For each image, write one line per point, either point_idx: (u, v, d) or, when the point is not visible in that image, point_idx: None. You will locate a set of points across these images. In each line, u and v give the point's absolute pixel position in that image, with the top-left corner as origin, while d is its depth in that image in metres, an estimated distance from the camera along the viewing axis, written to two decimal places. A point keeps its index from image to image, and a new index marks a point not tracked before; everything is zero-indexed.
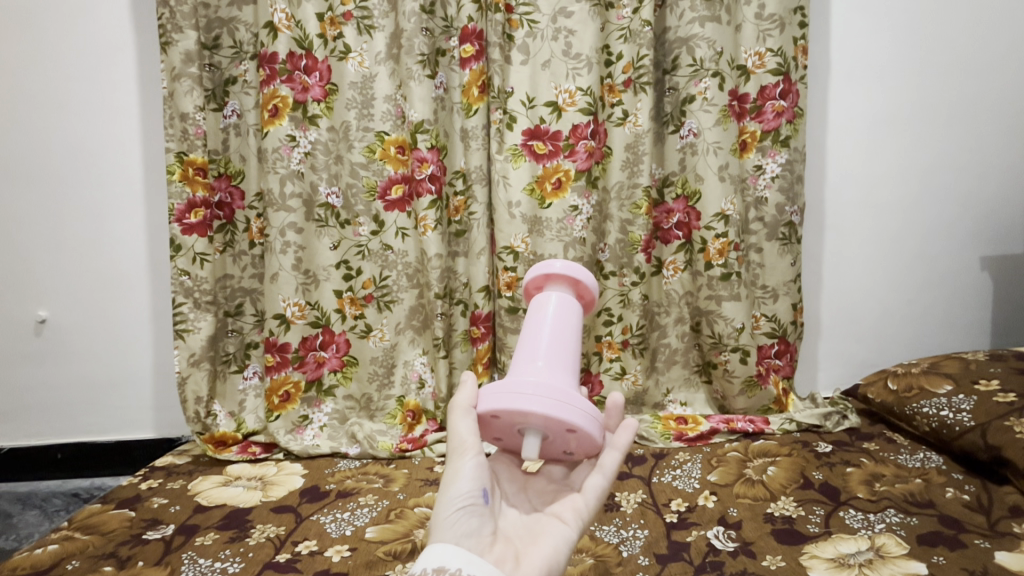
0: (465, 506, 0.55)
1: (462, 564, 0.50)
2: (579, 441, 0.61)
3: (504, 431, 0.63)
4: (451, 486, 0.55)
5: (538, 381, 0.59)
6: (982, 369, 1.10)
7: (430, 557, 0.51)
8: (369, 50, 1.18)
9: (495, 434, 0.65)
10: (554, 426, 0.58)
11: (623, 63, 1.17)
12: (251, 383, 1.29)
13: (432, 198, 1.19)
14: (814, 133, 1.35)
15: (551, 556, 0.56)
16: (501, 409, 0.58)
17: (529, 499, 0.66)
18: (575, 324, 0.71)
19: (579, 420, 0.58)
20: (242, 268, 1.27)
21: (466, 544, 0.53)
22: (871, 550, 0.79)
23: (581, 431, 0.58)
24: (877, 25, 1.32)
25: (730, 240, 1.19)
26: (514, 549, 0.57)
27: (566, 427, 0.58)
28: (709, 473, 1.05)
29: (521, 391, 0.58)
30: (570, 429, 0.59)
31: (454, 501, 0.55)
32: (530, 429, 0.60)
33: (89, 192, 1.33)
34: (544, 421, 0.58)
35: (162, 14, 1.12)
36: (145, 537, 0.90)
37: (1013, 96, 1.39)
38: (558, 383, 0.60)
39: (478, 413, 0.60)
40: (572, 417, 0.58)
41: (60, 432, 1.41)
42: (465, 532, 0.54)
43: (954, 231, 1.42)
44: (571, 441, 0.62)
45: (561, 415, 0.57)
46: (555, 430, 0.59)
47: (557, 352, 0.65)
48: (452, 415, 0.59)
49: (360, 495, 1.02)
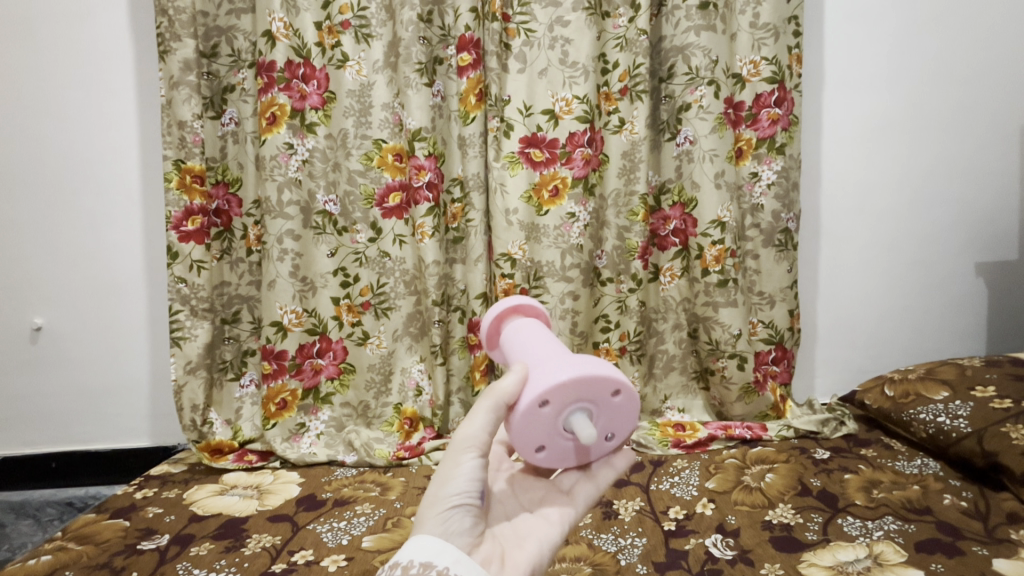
0: (459, 503, 0.54)
1: (449, 564, 0.50)
2: (621, 413, 0.60)
3: (546, 432, 0.57)
4: (447, 483, 0.54)
5: (565, 361, 0.58)
6: (978, 375, 1.10)
7: (416, 550, 0.50)
8: (367, 58, 1.18)
9: (535, 444, 0.58)
10: (599, 389, 0.56)
11: (620, 71, 1.19)
12: (247, 391, 1.27)
13: (430, 205, 1.20)
14: (810, 140, 1.36)
15: (535, 559, 0.57)
16: (547, 388, 0.55)
17: (515, 494, 0.65)
18: (549, 333, 0.72)
19: (618, 375, 0.57)
20: (239, 276, 1.27)
21: (456, 541, 0.53)
22: (869, 558, 0.79)
23: (625, 388, 0.58)
24: (871, 33, 1.33)
25: (726, 247, 1.20)
26: (501, 548, 0.57)
27: (611, 387, 0.57)
28: (707, 480, 1.05)
29: (553, 371, 0.56)
30: (614, 390, 0.57)
31: (450, 499, 0.53)
32: (575, 409, 0.57)
33: (85, 200, 1.33)
34: (592, 385, 0.56)
35: (161, 23, 1.12)
36: (140, 547, 0.90)
37: (1007, 104, 1.40)
38: (581, 358, 0.60)
39: (522, 409, 0.55)
40: (610, 372, 0.57)
41: (55, 440, 1.40)
42: (456, 531, 0.53)
43: (950, 238, 1.43)
44: (615, 412, 0.59)
45: (604, 372, 0.56)
46: (599, 397, 0.57)
47: (556, 348, 0.65)
48: (472, 413, 0.56)
49: (357, 503, 1.01)
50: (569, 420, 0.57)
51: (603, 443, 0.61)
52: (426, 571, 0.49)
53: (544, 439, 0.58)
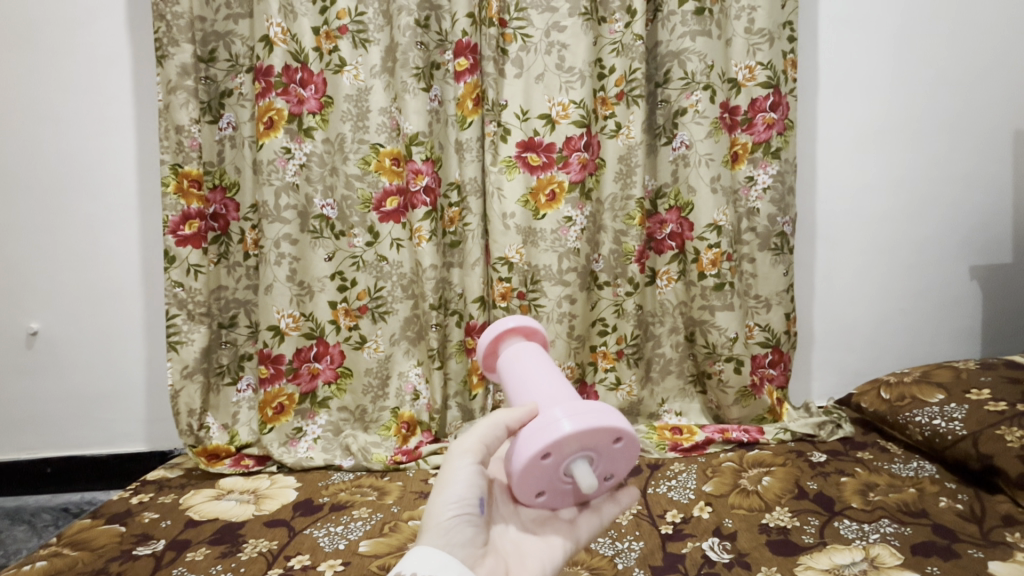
0: (460, 512, 0.55)
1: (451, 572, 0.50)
2: (623, 454, 0.58)
3: (547, 478, 0.56)
4: (445, 490, 0.55)
5: (565, 409, 0.56)
6: (973, 378, 1.11)
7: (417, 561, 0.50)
8: (365, 63, 1.19)
9: (535, 489, 0.57)
10: (599, 439, 0.54)
11: (616, 77, 1.18)
12: (244, 395, 1.28)
13: (427, 210, 1.20)
14: (805, 145, 1.37)
15: None
16: (548, 443, 0.53)
17: (517, 509, 0.64)
18: (553, 365, 0.71)
19: (620, 423, 0.55)
20: (236, 280, 1.27)
21: (458, 553, 0.53)
22: (865, 561, 0.79)
23: (628, 435, 0.55)
24: (866, 39, 1.34)
25: (722, 251, 1.20)
26: (506, 562, 0.58)
27: (611, 437, 0.54)
28: (704, 483, 1.05)
29: (552, 422, 0.54)
30: (616, 437, 0.55)
31: (449, 508, 0.54)
32: (576, 458, 0.56)
33: (82, 205, 1.33)
34: (592, 438, 0.54)
35: (159, 28, 1.13)
36: (135, 553, 0.89)
37: (1000, 110, 1.41)
38: (582, 403, 0.57)
39: (524, 460, 0.54)
40: (612, 420, 0.55)
41: (50, 445, 1.39)
42: (457, 542, 0.54)
43: (945, 242, 1.43)
44: (618, 455, 0.57)
45: (606, 423, 0.54)
46: (600, 446, 0.55)
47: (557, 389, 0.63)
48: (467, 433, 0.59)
49: (354, 508, 1.01)
50: (570, 468, 0.56)
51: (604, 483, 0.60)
52: None
53: (545, 484, 0.57)
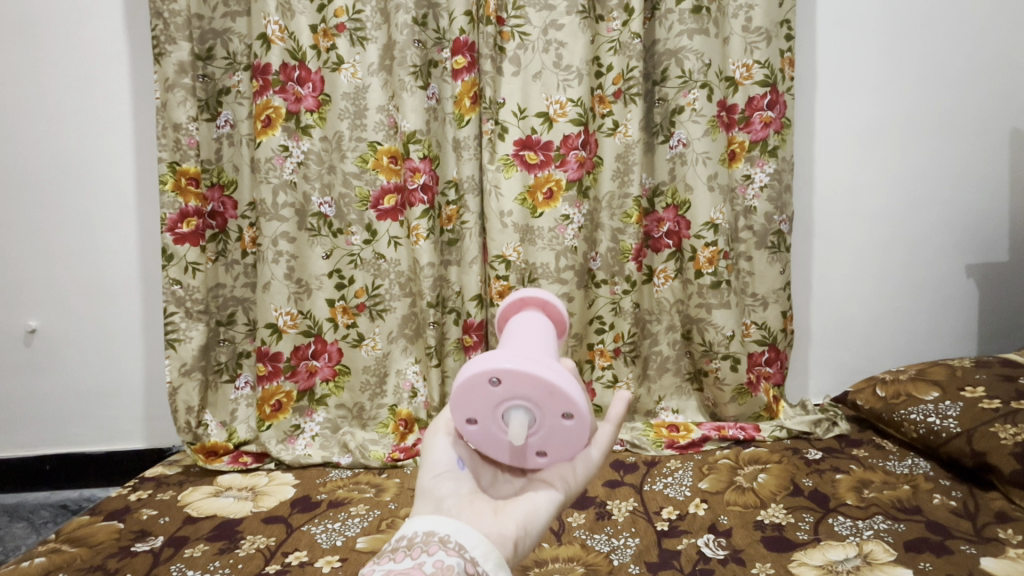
0: (441, 472, 0.55)
1: (415, 528, 0.49)
2: (520, 387, 0.51)
3: (499, 444, 0.56)
4: (427, 460, 0.56)
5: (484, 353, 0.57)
6: (968, 375, 1.11)
7: (417, 524, 0.49)
8: (363, 61, 1.19)
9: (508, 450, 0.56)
10: (480, 389, 0.52)
11: (613, 74, 1.19)
12: (242, 393, 1.28)
13: (424, 208, 1.20)
14: (803, 143, 1.37)
15: (531, 508, 0.54)
16: (458, 411, 0.54)
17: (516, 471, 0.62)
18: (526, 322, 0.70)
19: (485, 362, 0.51)
20: (234, 278, 1.27)
21: (441, 506, 0.52)
22: (859, 557, 0.79)
23: (498, 373, 0.51)
24: (863, 38, 1.35)
25: (719, 249, 1.21)
26: (496, 503, 0.55)
27: (480, 378, 0.51)
28: (700, 480, 1.05)
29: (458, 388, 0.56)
30: (492, 379, 0.51)
31: (428, 475, 0.55)
32: (511, 406, 0.53)
33: (81, 203, 1.33)
34: (469, 391, 0.52)
35: (156, 25, 1.13)
36: (133, 549, 0.90)
37: (995, 108, 1.42)
38: (508, 348, 0.55)
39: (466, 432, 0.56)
40: (479, 364, 0.51)
41: (48, 443, 1.39)
42: (440, 496, 0.53)
43: (941, 240, 1.44)
44: (535, 389, 0.51)
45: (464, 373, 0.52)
46: (490, 394, 0.52)
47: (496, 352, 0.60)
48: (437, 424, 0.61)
49: (351, 505, 1.01)
50: (506, 419, 0.54)
51: (563, 422, 0.53)
52: (396, 544, 0.48)
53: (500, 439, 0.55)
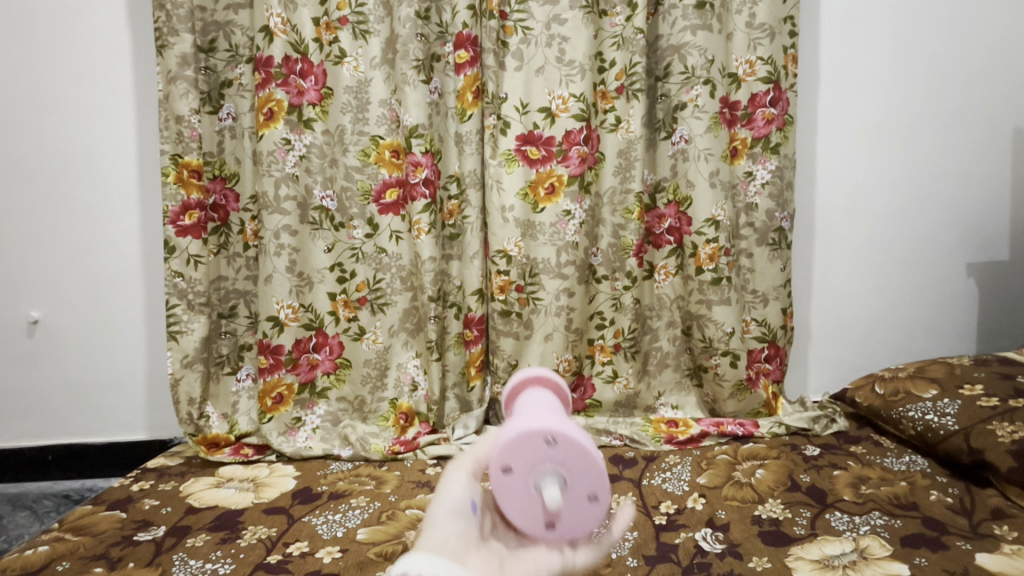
0: None
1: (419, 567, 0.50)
2: (568, 457, 0.60)
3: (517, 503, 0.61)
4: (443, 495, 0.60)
5: (529, 417, 0.66)
6: (967, 373, 1.11)
7: (422, 564, 0.50)
8: (365, 54, 1.19)
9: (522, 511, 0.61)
10: (533, 444, 0.60)
11: (616, 70, 1.18)
12: (244, 385, 1.28)
13: (426, 202, 1.20)
14: (805, 140, 1.37)
15: None
16: (501, 455, 0.61)
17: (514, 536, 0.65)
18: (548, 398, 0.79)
19: (544, 426, 0.62)
20: (236, 271, 1.27)
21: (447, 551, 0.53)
22: (855, 552, 0.80)
23: (555, 438, 0.60)
24: (867, 35, 1.34)
25: (720, 245, 1.21)
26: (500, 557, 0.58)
27: (538, 435, 0.60)
28: (699, 475, 1.06)
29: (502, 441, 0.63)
30: (548, 440, 0.60)
31: None
32: (547, 470, 0.60)
33: (83, 194, 1.33)
34: (519, 448, 0.60)
35: (159, 17, 1.13)
36: (136, 539, 0.90)
37: (998, 106, 1.42)
38: (557, 419, 0.65)
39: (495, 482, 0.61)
40: (539, 425, 0.62)
41: (51, 434, 1.40)
42: None
43: (942, 239, 1.44)
44: (577, 464, 0.60)
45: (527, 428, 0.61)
46: (538, 453, 0.60)
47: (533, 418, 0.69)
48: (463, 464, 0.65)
49: (352, 496, 1.02)
50: (536, 485, 0.60)
51: (586, 504, 0.60)
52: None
53: (522, 498, 0.61)
